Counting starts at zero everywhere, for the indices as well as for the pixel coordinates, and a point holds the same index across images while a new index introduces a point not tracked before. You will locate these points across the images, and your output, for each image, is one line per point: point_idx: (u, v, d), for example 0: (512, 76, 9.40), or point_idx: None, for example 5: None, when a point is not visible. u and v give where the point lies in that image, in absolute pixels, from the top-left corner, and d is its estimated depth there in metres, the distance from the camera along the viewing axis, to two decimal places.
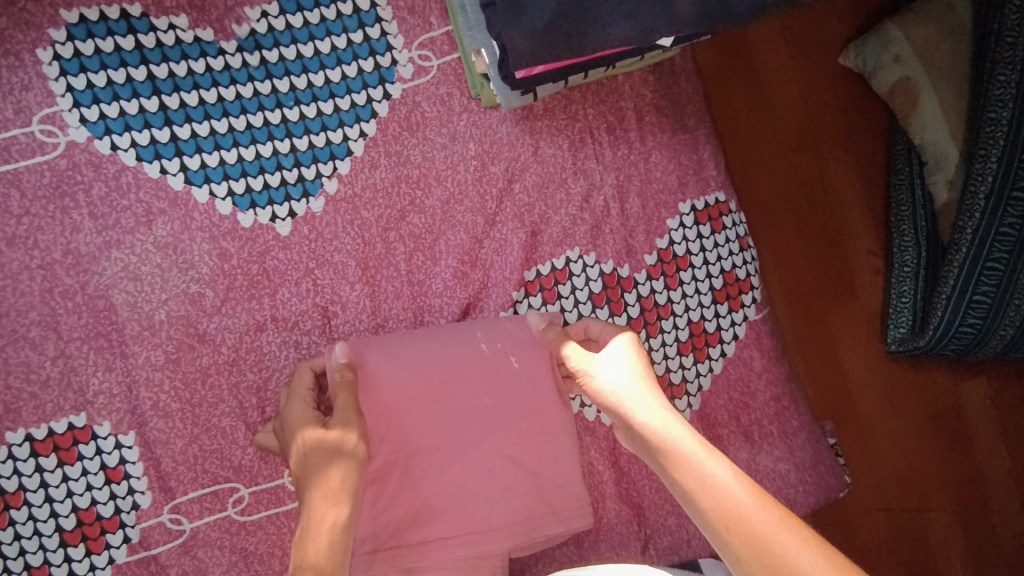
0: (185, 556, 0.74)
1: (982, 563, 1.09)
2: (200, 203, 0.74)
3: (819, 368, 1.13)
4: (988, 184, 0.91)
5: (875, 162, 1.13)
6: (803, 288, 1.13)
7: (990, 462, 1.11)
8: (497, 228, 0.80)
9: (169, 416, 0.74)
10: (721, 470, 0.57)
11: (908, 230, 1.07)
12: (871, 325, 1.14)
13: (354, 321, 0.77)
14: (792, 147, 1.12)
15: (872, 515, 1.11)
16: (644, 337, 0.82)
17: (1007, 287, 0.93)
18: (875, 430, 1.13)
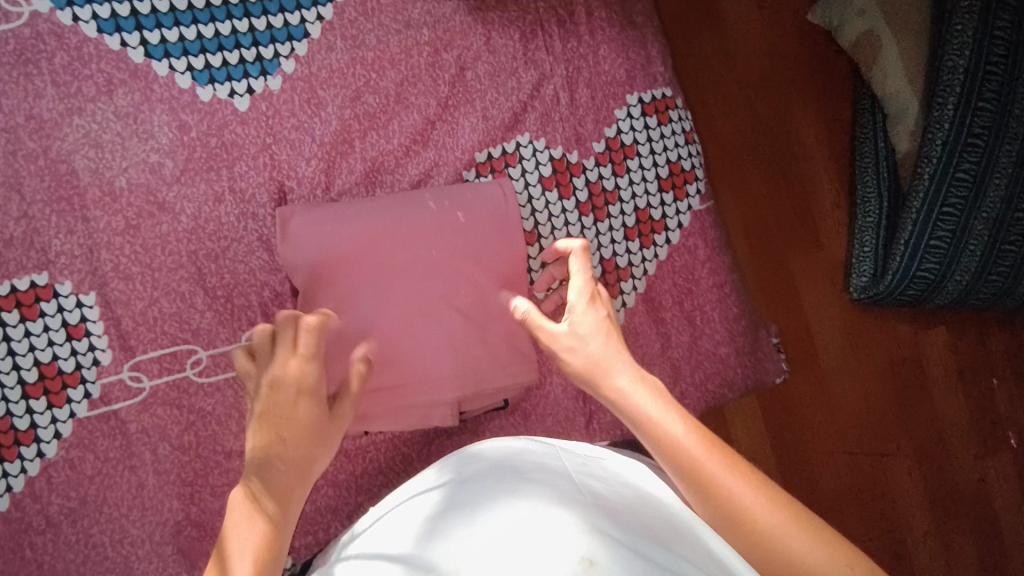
0: (145, 413, 0.79)
1: (939, 503, 1.15)
2: (160, 76, 0.77)
3: (782, 304, 1.17)
4: (945, 131, 0.99)
5: (837, 115, 1.20)
6: (761, 223, 1.18)
7: (949, 409, 1.17)
8: (449, 112, 0.84)
9: (130, 278, 0.77)
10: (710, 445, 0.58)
11: (870, 181, 1.13)
12: (834, 272, 1.18)
13: (308, 195, 0.81)
14: (755, 91, 1.18)
15: (836, 459, 1.15)
16: (591, 221, 0.87)
17: (960, 233, 1.01)
18: (837, 375, 1.17)
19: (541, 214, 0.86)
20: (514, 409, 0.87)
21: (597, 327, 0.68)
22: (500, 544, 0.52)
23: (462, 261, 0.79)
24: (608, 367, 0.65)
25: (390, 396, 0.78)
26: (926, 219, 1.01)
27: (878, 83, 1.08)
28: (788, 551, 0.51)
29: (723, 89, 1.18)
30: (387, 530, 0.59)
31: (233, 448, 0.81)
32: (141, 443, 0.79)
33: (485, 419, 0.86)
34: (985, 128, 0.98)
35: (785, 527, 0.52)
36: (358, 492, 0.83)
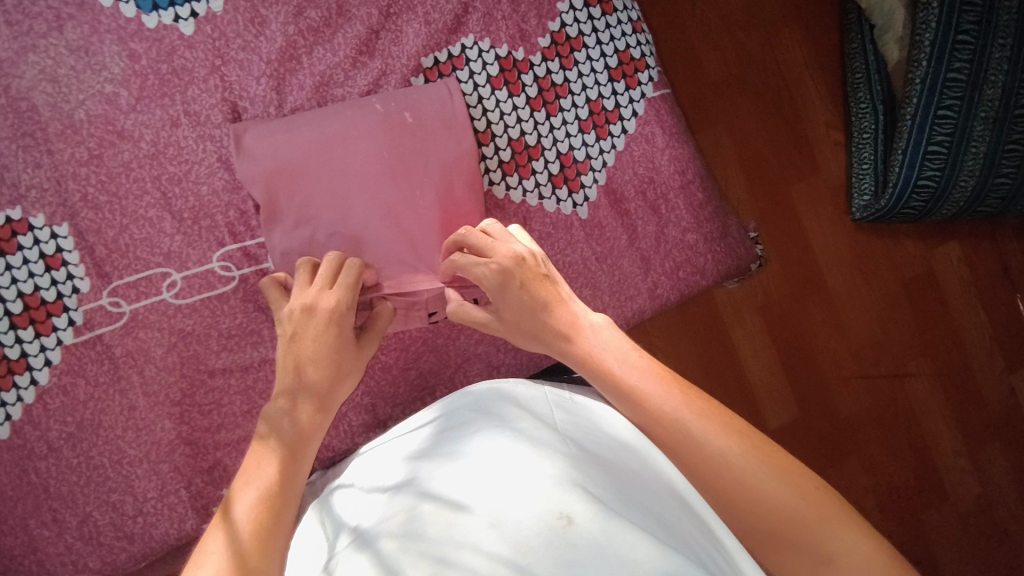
0: (128, 336, 0.81)
1: (960, 398, 1.30)
2: (106, 8, 0.80)
3: (790, 237, 1.28)
4: (932, 32, 1.07)
5: (825, 37, 1.29)
6: (755, 146, 1.27)
7: (962, 315, 1.30)
8: (392, 20, 0.86)
9: (99, 208, 0.80)
10: (662, 387, 0.63)
11: (864, 97, 1.23)
12: (835, 195, 1.29)
13: (262, 113, 0.83)
14: (743, 23, 1.27)
15: (852, 385, 1.28)
16: (544, 116, 0.88)
17: (960, 135, 1.09)
18: (845, 297, 1.29)
19: (494, 113, 0.87)
20: None
21: (526, 307, 0.70)
22: (483, 469, 0.55)
23: (414, 162, 0.81)
24: (574, 332, 0.69)
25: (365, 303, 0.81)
26: (923, 123, 1.10)
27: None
28: (753, 484, 0.57)
29: (706, 19, 1.26)
30: (379, 463, 0.66)
31: (215, 366, 0.83)
32: (128, 367, 0.81)
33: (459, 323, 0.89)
34: (973, 24, 1.06)
35: (746, 459, 0.58)
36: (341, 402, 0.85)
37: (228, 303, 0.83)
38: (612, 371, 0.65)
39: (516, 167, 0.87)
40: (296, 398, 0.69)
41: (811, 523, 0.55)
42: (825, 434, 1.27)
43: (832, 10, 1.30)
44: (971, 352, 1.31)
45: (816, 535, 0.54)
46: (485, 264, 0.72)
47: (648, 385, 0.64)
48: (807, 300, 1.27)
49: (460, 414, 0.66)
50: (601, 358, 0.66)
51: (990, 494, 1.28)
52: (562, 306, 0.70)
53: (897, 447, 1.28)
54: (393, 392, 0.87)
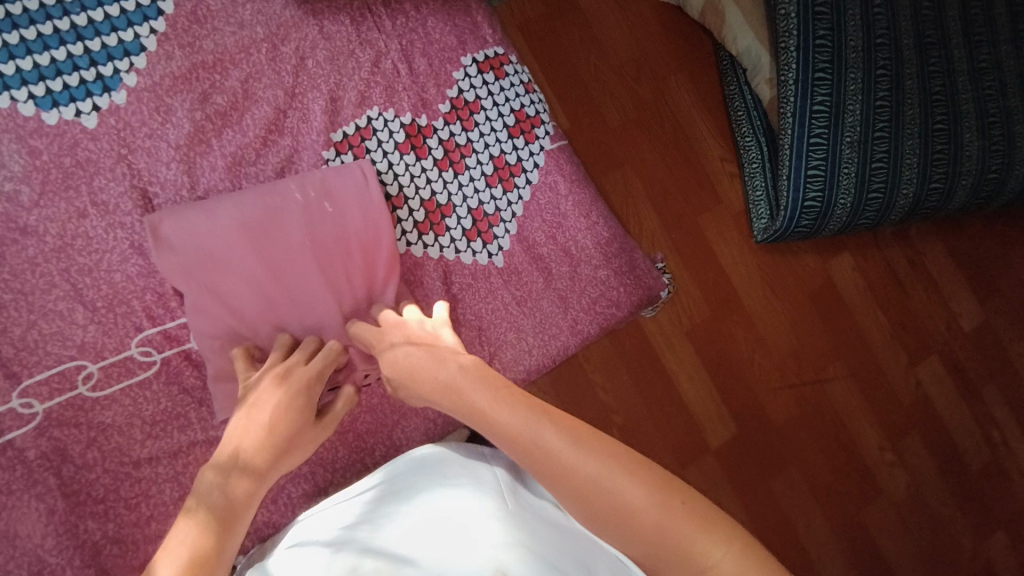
0: (42, 437, 0.78)
1: (872, 396, 1.40)
2: (2, 108, 0.80)
3: (703, 264, 1.37)
4: (794, 72, 1.21)
5: (707, 81, 1.44)
6: (660, 186, 1.38)
7: (864, 318, 1.43)
8: (298, 98, 0.90)
9: (3, 306, 0.78)
10: (524, 417, 0.65)
11: (747, 131, 1.36)
12: (737, 221, 1.41)
13: (174, 197, 0.84)
14: (632, 75, 1.40)
15: (781, 395, 1.37)
16: (452, 175, 0.94)
17: (831, 159, 1.23)
18: (759, 314, 1.39)
19: (404, 177, 0.91)
20: None
21: (399, 361, 0.75)
22: (421, 531, 0.60)
23: (335, 228, 0.85)
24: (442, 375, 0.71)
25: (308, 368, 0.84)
26: (799, 151, 1.23)
27: (731, 41, 1.30)
28: (629, 507, 0.57)
29: (599, 75, 1.38)
30: (320, 528, 0.68)
31: (141, 456, 0.80)
32: (43, 469, 0.77)
33: None
34: (827, 63, 1.21)
35: (624, 485, 0.59)
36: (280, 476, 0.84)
37: (150, 389, 0.82)
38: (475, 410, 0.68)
39: (431, 226, 0.92)
40: (229, 474, 0.68)
41: (685, 539, 0.54)
42: (761, 446, 1.34)
43: (709, 59, 1.45)
44: (878, 351, 1.42)
45: (689, 552, 0.54)
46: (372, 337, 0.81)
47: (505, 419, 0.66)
48: (725, 322, 1.36)
49: (402, 478, 0.72)
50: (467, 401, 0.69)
51: (915, 482, 1.38)
52: (431, 355, 0.73)
53: (826, 450, 1.37)
54: (332, 458, 0.87)
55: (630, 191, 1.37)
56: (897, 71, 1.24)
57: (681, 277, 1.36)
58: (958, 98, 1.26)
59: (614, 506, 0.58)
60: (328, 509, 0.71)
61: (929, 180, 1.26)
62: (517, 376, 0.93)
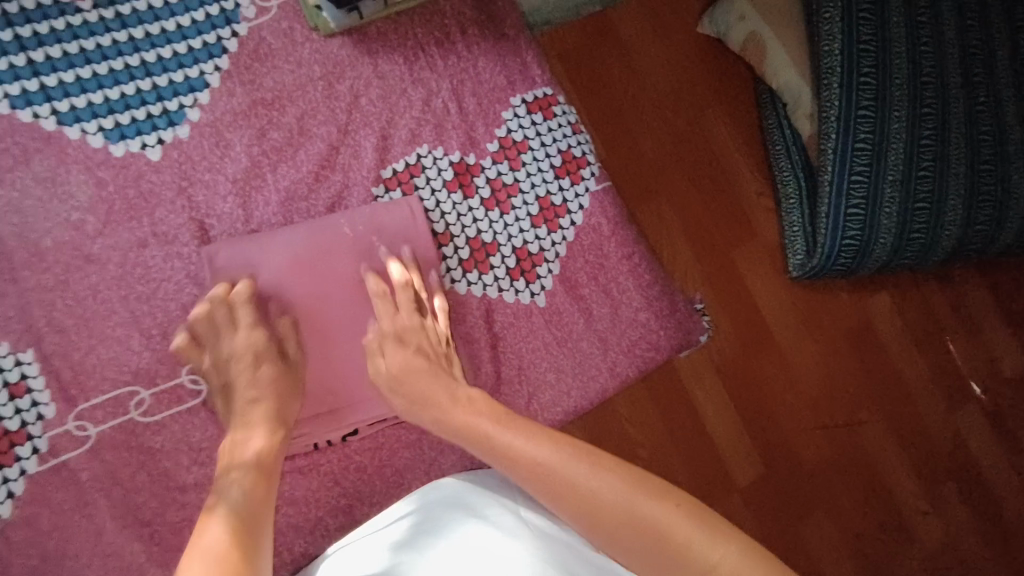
0: (95, 460, 0.80)
1: (909, 442, 1.37)
2: (73, 140, 0.83)
3: (738, 300, 1.36)
4: (836, 109, 1.21)
5: (747, 114, 1.43)
6: (696, 220, 1.38)
7: (902, 359, 1.40)
8: (350, 136, 0.92)
9: (65, 331, 0.81)
10: (522, 432, 0.68)
11: (785, 166, 1.35)
12: (775, 257, 1.39)
13: (230, 229, 0.87)
14: (671, 107, 1.40)
15: (813, 435, 1.34)
16: (497, 215, 0.95)
17: (872, 197, 1.21)
18: (793, 352, 1.37)
19: (451, 215, 0.93)
20: None
21: (411, 369, 0.78)
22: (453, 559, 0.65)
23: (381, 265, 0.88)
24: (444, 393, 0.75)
25: (356, 401, 0.87)
26: (839, 189, 1.22)
27: (772, 77, 1.31)
28: (633, 513, 0.58)
29: (639, 107, 1.39)
30: (357, 555, 0.72)
31: (186, 481, 0.82)
32: (95, 490, 0.80)
33: None
34: (870, 101, 1.21)
35: (627, 496, 0.60)
36: (317, 508, 0.86)
37: (197, 417, 0.84)
38: (474, 428, 0.70)
39: (475, 264, 0.93)
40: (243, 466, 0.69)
41: (690, 541, 0.55)
42: (791, 489, 1.32)
43: (749, 92, 1.44)
44: (915, 396, 1.39)
45: (695, 551, 0.55)
46: (395, 319, 0.83)
47: (503, 437, 0.68)
48: (758, 360, 1.35)
49: (435, 504, 0.75)
50: (470, 425, 0.71)
51: (950, 534, 1.35)
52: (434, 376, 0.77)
53: (859, 496, 1.34)
54: (369, 491, 0.88)
55: (666, 224, 1.36)
56: (942, 109, 1.22)
57: (716, 312, 1.35)
58: (1006, 138, 1.23)
59: (621, 517, 0.59)
60: (367, 532, 0.76)
61: (973, 221, 1.24)
62: (554, 417, 0.94)
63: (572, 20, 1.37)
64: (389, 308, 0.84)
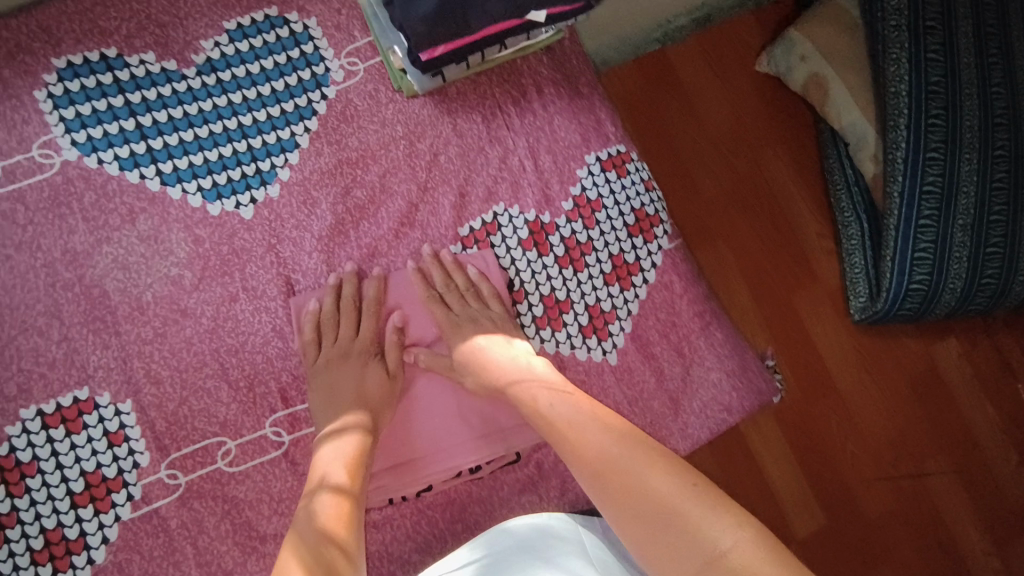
0: (184, 507, 0.83)
1: (981, 500, 1.31)
2: (174, 200, 0.88)
3: (798, 345, 1.33)
4: (903, 151, 1.16)
5: (806, 154, 1.42)
6: (755, 262, 1.36)
7: (972, 410, 1.34)
8: (429, 194, 0.95)
9: (160, 382, 0.84)
10: (576, 406, 0.77)
11: (847, 207, 1.32)
12: (837, 302, 1.36)
13: (314, 284, 0.90)
14: (728, 147, 1.40)
15: (876, 486, 1.30)
16: (571, 273, 0.96)
17: (943, 241, 1.17)
18: (856, 400, 1.32)
19: (525, 273, 0.95)
20: (528, 461, 0.92)
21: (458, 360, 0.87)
22: None
23: None
24: (501, 366, 0.85)
25: (426, 451, 0.88)
26: (906, 233, 1.17)
27: (835, 116, 1.29)
28: (647, 488, 0.67)
29: (697, 148, 1.39)
30: None
31: (267, 531, 0.84)
32: (182, 538, 0.82)
33: (501, 473, 0.91)
34: (940, 143, 1.15)
35: (649, 475, 0.68)
36: (389, 561, 0.87)
37: (279, 467, 0.86)
38: (534, 400, 0.79)
39: (548, 321, 0.95)
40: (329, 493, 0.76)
41: (698, 522, 0.63)
42: (855, 544, 1.27)
43: (809, 131, 1.43)
44: (989, 452, 1.33)
45: (701, 533, 0.62)
46: (448, 314, 0.90)
47: (559, 409, 0.77)
48: (819, 408, 1.31)
49: (506, 553, 0.76)
50: (524, 390, 0.81)
51: None
52: (491, 352, 0.86)
53: (929, 556, 1.28)
54: (440, 547, 0.88)
55: (723, 265, 1.35)
56: (1016, 150, 1.16)
57: (778, 358, 1.32)
58: None
59: (636, 488, 0.67)
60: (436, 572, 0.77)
61: None
62: None
63: (629, 61, 1.38)
64: (440, 307, 0.91)
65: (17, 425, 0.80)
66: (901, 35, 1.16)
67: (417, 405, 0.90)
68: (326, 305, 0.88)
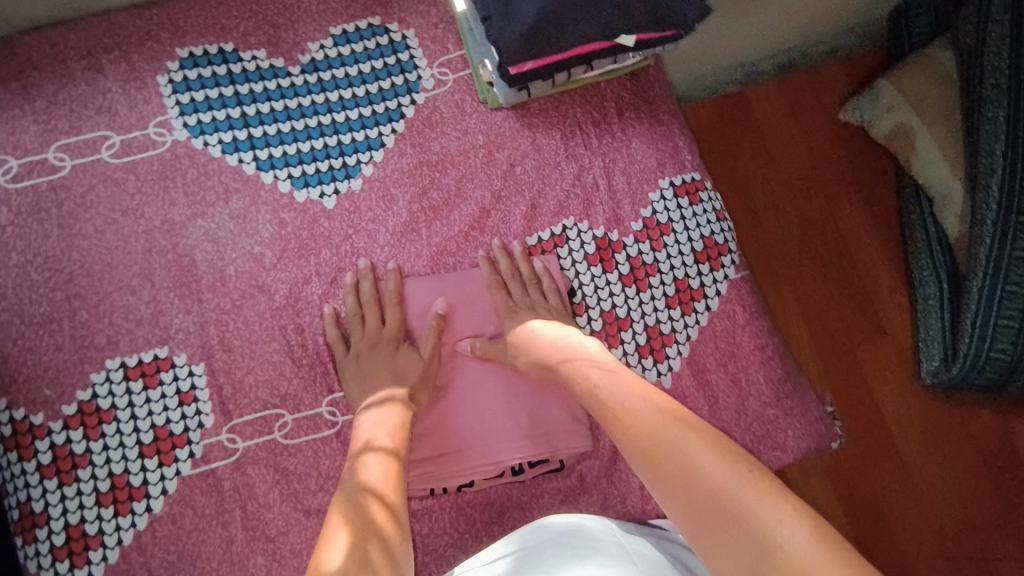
0: (238, 471, 0.87)
1: None
2: (266, 184, 0.94)
3: (862, 406, 1.30)
4: (992, 213, 1.09)
5: (887, 207, 1.39)
6: (820, 312, 1.33)
7: None
8: (502, 202, 0.98)
9: (232, 351, 0.90)
10: (630, 385, 0.76)
11: (926, 265, 1.27)
12: (906, 366, 1.33)
13: (383, 277, 0.94)
14: (801, 188, 1.38)
15: (935, 562, 1.24)
16: (634, 291, 0.96)
17: None
18: (920, 469, 1.28)
19: (588, 287, 0.97)
20: (570, 472, 0.93)
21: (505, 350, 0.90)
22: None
23: None
24: (550, 346, 0.86)
25: (474, 449, 0.89)
26: (990, 299, 1.11)
27: (920, 170, 1.26)
28: (695, 466, 0.64)
29: (768, 190, 1.37)
30: None
31: (312, 506, 0.88)
32: (233, 501, 0.87)
33: (543, 481, 0.92)
34: None
35: (699, 453, 0.65)
36: (423, 553, 0.88)
37: (330, 446, 0.89)
38: (586, 379, 0.80)
39: (606, 336, 0.95)
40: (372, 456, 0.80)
41: (750, 506, 0.58)
42: None
43: (892, 186, 1.40)
44: None
45: (754, 516, 0.57)
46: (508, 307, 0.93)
47: (610, 385, 0.77)
48: (880, 473, 1.27)
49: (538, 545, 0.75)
50: (577, 369, 0.82)
51: None
52: (536, 336, 0.87)
53: None
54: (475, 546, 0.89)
55: (785, 310, 1.33)
56: None
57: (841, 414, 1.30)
58: None
59: (683, 465, 0.65)
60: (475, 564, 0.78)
61: None
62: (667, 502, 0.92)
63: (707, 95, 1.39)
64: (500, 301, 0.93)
65: (101, 374, 0.87)
66: (1001, 92, 1.09)
67: (467, 402, 0.92)
68: (364, 292, 0.92)
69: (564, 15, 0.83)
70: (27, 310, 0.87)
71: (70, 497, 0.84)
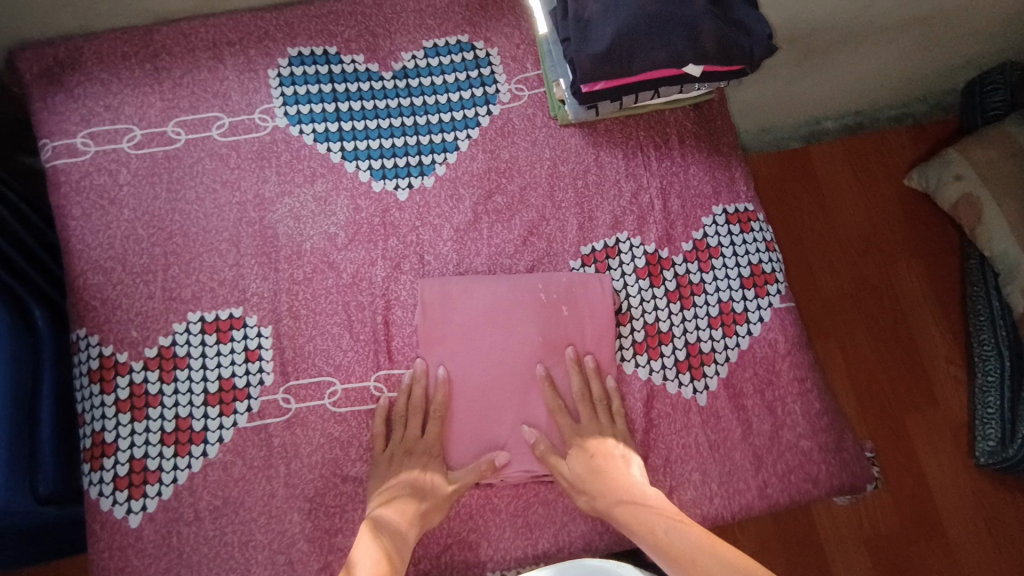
0: (288, 430, 0.93)
1: None
2: (348, 172, 1.03)
3: (906, 471, 1.27)
4: None
5: (948, 274, 1.38)
6: (869, 373, 1.32)
7: None
8: (561, 211, 1.04)
9: (298, 318, 0.97)
10: (693, 538, 0.79)
11: (987, 339, 1.26)
12: (959, 438, 1.29)
13: (442, 267, 1.01)
14: (858, 252, 1.38)
15: None
16: (678, 308, 1.00)
17: None
18: (963, 545, 1.23)
19: (634, 299, 1.00)
20: None
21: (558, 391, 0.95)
22: None
23: (564, 330, 0.97)
24: (612, 476, 0.90)
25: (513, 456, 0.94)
26: None
27: (985, 242, 1.25)
28: None
29: (824, 247, 1.38)
30: None
31: (350, 473, 0.93)
32: (280, 457, 0.92)
33: None
34: None
35: None
36: (447, 534, 0.92)
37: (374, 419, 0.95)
38: (650, 526, 0.82)
39: (647, 348, 0.98)
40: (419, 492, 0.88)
41: None
42: None
43: (954, 252, 1.39)
44: None
45: None
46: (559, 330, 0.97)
47: (674, 536, 0.80)
48: (918, 542, 1.23)
49: None
50: (644, 515, 0.84)
51: None
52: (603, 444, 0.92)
53: None
54: (497, 535, 0.92)
55: (832, 369, 1.32)
56: None
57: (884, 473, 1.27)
58: None
59: None
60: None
61: None
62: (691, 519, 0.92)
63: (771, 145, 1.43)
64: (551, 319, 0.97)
65: (183, 324, 0.95)
66: None
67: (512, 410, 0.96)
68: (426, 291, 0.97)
69: (639, 37, 0.90)
70: (129, 261, 0.97)
71: (138, 433, 0.91)
